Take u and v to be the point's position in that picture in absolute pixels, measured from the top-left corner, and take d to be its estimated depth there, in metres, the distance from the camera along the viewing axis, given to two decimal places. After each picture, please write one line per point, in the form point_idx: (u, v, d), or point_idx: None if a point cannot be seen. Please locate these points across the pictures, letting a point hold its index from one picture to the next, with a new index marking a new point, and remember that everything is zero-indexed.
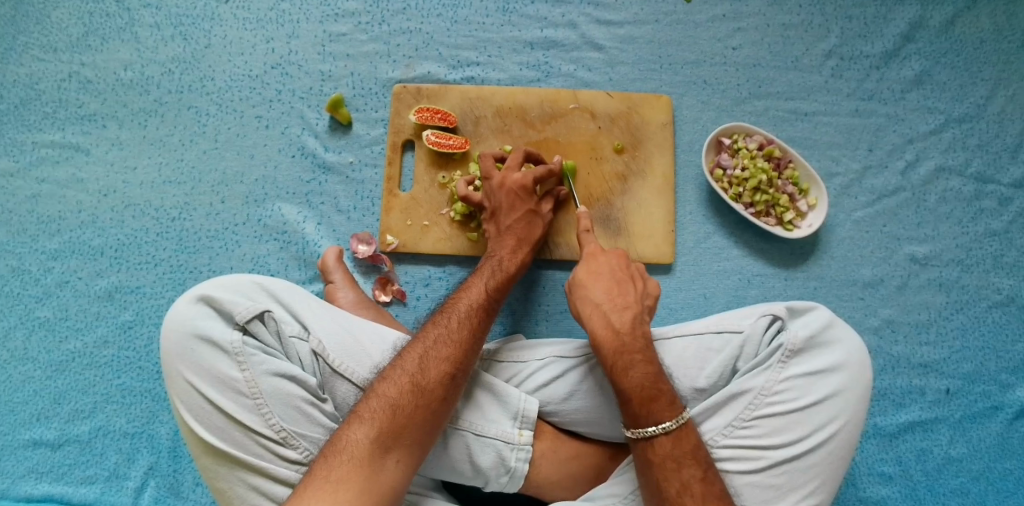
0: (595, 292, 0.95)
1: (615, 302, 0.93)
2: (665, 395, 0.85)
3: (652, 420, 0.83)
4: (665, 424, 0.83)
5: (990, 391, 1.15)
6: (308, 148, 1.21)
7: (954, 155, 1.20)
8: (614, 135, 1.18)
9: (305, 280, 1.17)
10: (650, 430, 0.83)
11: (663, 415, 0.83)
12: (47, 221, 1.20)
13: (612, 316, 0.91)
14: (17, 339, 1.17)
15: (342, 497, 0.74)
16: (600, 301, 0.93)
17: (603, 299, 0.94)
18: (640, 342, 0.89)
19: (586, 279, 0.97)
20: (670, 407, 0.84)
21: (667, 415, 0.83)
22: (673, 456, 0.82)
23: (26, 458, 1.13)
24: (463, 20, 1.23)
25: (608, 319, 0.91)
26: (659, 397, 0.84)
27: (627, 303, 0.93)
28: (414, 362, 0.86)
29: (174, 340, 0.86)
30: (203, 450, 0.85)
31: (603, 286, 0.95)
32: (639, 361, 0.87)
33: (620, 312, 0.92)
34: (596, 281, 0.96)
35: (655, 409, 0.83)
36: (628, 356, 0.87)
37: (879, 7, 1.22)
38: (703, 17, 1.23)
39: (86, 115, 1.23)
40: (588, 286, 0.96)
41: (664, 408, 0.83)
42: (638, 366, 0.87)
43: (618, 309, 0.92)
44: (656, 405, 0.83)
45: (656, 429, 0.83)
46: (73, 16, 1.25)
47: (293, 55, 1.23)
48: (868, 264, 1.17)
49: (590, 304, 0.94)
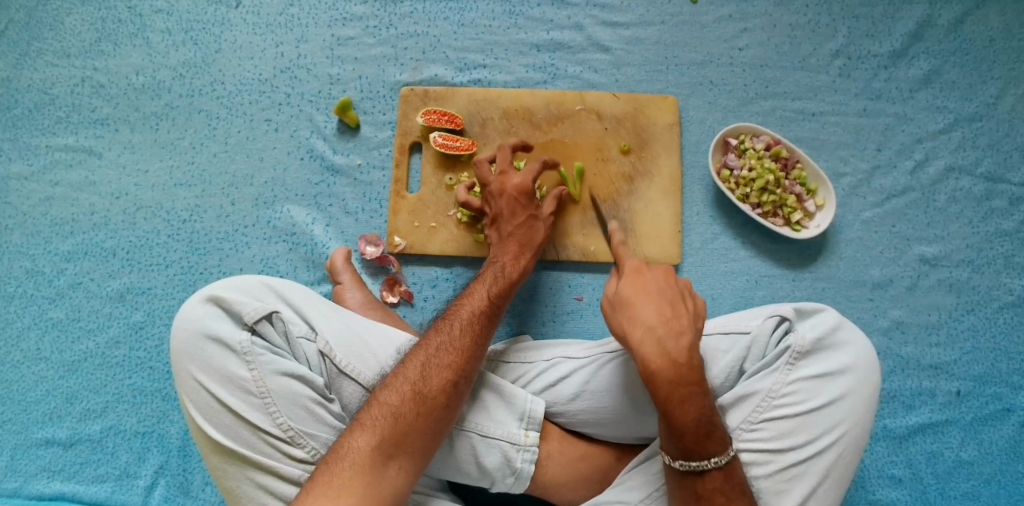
0: (646, 312, 0.85)
1: (670, 326, 0.84)
2: (718, 429, 0.82)
3: (706, 455, 0.81)
4: (716, 458, 0.81)
5: (1002, 393, 1.13)
6: (317, 151, 1.22)
7: (964, 154, 1.19)
8: (620, 136, 1.18)
9: (313, 282, 1.18)
10: (702, 464, 0.81)
11: (715, 448, 0.81)
12: (60, 223, 1.21)
13: (668, 343, 0.83)
14: (31, 339, 1.18)
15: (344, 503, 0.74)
16: (653, 324, 0.84)
17: (656, 321, 0.84)
18: (697, 372, 0.82)
19: (636, 298, 0.87)
20: (721, 441, 0.81)
21: (718, 449, 0.81)
22: (723, 489, 0.81)
23: (38, 457, 1.14)
24: (469, 23, 1.24)
25: (663, 347, 0.83)
26: (713, 432, 0.81)
27: (682, 327, 0.85)
28: (416, 370, 0.86)
29: (184, 339, 0.87)
30: (211, 448, 0.86)
31: (655, 305, 0.86)
32: (695, 394, 0.81)
33: (677, 339, 0.84)
34: (648, 301, 0.87)
35: (709, 445, 0.81)
36: (684, 390, 0.81)
37: (887, 6, 1.22)
38: (709, 18, 1.23)
39: (99, 119, 1.24)
40: (639, 305, 0.86)
41: (715, 442, 0.81)
42: (693, 400, 0.81)
43: (673, 334, 0.84)
44: (710, 440, 0.81)
45: (709, 463, 0.81)
46: (86, 22, 1.27)
47: (302, 59, 1.25)
48: (877, 264, 1.17)
49: (640, 326, 0.85)
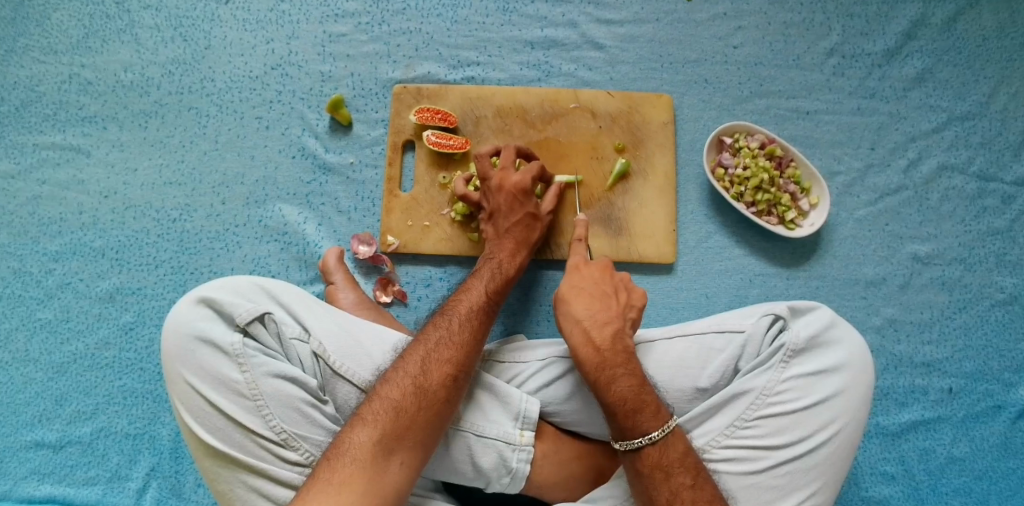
0: (577, 307, 0.95)
1: (596, 318, 0.94)
2: (651, 406, 0.85)
3: (639, 431, 0.83)
4: (651, 434, 0.83)
5: (993, 390, 1.14)
6: (308, 149, 1.20)
7: (957, 153, 1.19)
8: (615, 135, 1.18)
9: (305, 282, 1.17)
10: (637, 441, 0.83)
11: (650, 425, 0.83)
12: (48, 223, 1.20)
13: (593, 332, 0.92)
14: (19, 341, 1.17)
15: (344, 500, 0.73)
16: (581, 316, 0.94)
17: (584, 314, 0.94)
18: (622, 356, 0.89)
19: (569, 295, 0.97)
20: (655, 416, 0.84)
21: (653, 425, 0.83)
22: (661, 465, 0.82)
23: (27, 460, 1.13)
24: (463, 20, 1.23)
25: (588, 335, 0.91)
26: (645, 408, 0.84)
27: (608, 318, 0.94)
28: (416, 364, 0.86)
29: (175, 341, 0.86)
30: (204, 451, 0.85)
31: (585, 301, 0.96)
32: (621, 374, 0.87)
33: (602, 328, 0.93)
34: (579, 297, 0.97)
35: (639, 421, 0.83)
36: (610, 371, 0.88)
37: (881, 5, 1.22)
38: (704, 15, 1.22)
39: (87, 117, 1.23)
40: (571, 301, 0.97)
41: (649, 418, 0.83)
42: (621, 380, 0.87)
43: (598, 324, 0.93)
44: (642, 416, 0.84)
45: (643, 440, 0.83)
46: (73, 18, 1.25)
47: (293, 56, 1.23)
48: (870, 262, 1.17)
49: (571, 320, 0.94)
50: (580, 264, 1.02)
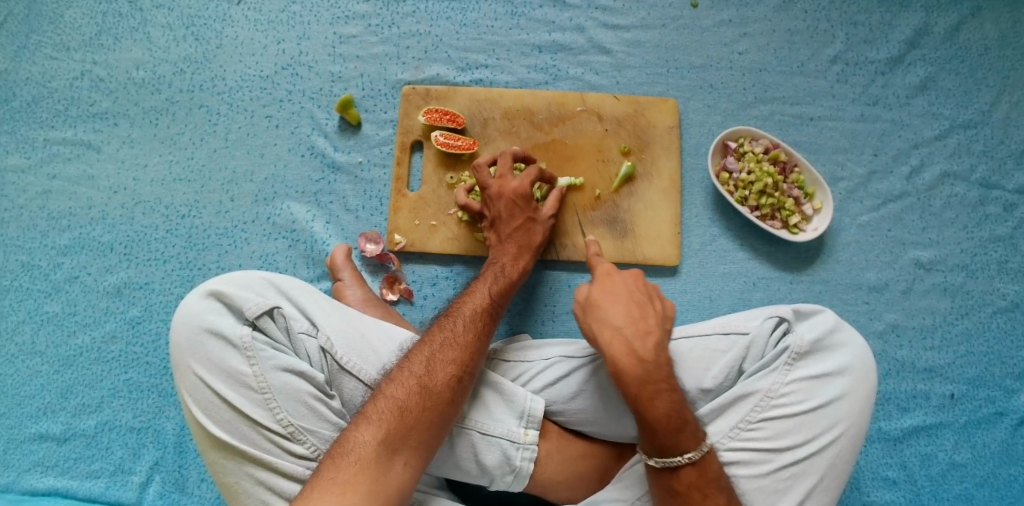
0: (615, 316, 0.92)
1: (637, 328, 0.91)
2: (691, 425, 0.85)
3: (678, 451, 0.84)
4: (689, 454, 0.84)
5: (995, 396, 1.15)
6: (318, 148, 1.22)
7: (959, 160, 1.20)
8: (621, 137, 1.19)
9: (313, 279, 1.18)
10: (677, 460, 0.84)
11: (689, 445, 0.84)
12: (57, 217, 1.21)
13: (635, 343, 0.89)
14: (26, 333, 1.18)
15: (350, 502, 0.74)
16: (622, 326, 0.91)
17: (624, 324, 0.91)
18: (664, 370, 0.88)
19: (605, 303, 0.94)
20: (693, 437, 0.84)
21: (691, 445, 0.84)
22: (698, 485, 0.84)
23: (31, 452, 1.13)
24: (472, 23, 1.25)
25: (631, 347, 0.88)
26: (685, 427, 0.84)
27: (649, 328, 0.91)
28: (421, 364, 0.87)
29: (184, 333, 0.86)
30: (211, 443, 0.86)
31: (622, 309, 0.93)
32: (663, 391, 0.86)
33: (643, 339, 0.90)
34: (616, 306, 0.93)
35: (681, 440, 0.84)
36: (653, 387, 0.86)
37: (884, 14, 1.23)
38: (709, 22, 1.24)
39: (98, 113, 1.24)
40: (608, 309, 0.93)
41: (688, 438, 0.84)
42: (662, 397, 0.85)
43: (639, 335, 0.90)
44: (682, 436, 0.84)
45: (683, 459, 0.84)
46: (86, 16, 1.26)
47: (304, 56, 1.25)
48: (873, 268, 1.18)
49: (609, 328, 0.91)
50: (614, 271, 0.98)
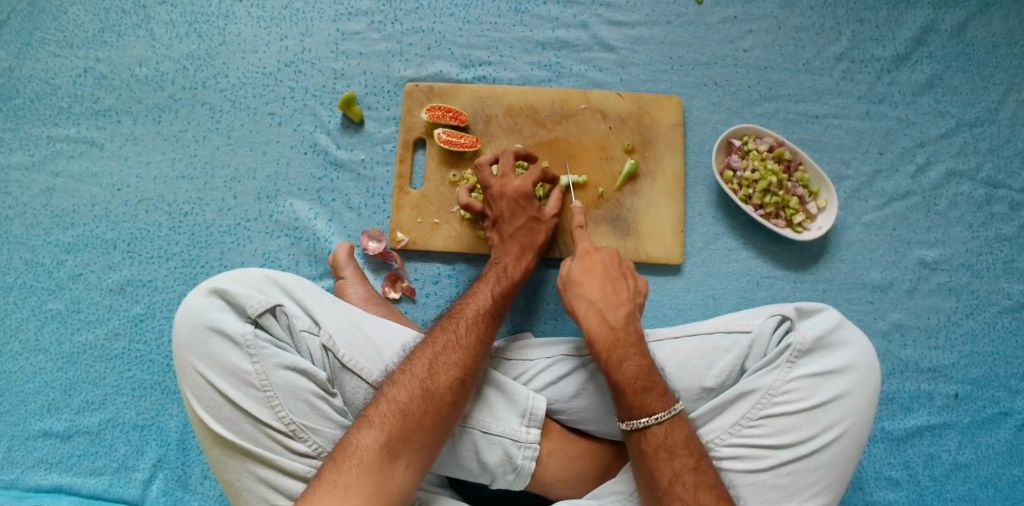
0: (590, 289, 0.96)
1: (609, 300, 0.94)
2: (658, 386, 0.86)
3: (646, 412, 0.84)
4: (657, 415, 0.83)
5: (999, 396, 1.14)
6: (320, 146, 1.21)
7: (965, 159, 1.19)
8: (625, 135, 1.18)
9: (315, 276, 1.18)
10: (643, 422, 0.83)
11: (656, 405, 0.84)
12: (61, 214, 1.21)
13: (607, 313, 0.93)
14: (29, 330, 1.18)
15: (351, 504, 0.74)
16: (595, 298, 0.95)
17: (597, 296, 0.95)
18: (634, 338, 0.91)
19: (581, 278, 0.97)
20: (661, 397, 0.85)
21: (659, 405, 0.84)
22: (666, 446, 0.83)
23: (35, 448, 1.14)
24: (475, 20, 1.24)
25: (603, 317, 0.92)
26: (653, 387, 0.85)
27: (620, 300, 0.95)
28: (424, 366, 0.86)
29: (186, 330, 0.86)
30: (213, 441, 0.86)
31: (597, 283, 0.96)
32: (632, 354, 0.89)
33: (615, 310, 0.94)
34: (591, 280, 0.97)
35: (647, 400, 0.84)
36: (622, 350, 0.89)
37: (891, 10, 1.22)
38: (714, 19, 1.23)
39: (101, 110, 1.24)
40: (583, 283, 0.97)
41: (656, 398, 0.84)
42: (632, 359, 0.88)
43: (612, 306, 0.94)
44: (649, 396, 0.85)
45: (650, 420, 0.83)
46: (89, 12, 1.26)
47: (307, 53, 1.24)
48: (878, 267, 1.17)
49: (584, 302, 0.95)
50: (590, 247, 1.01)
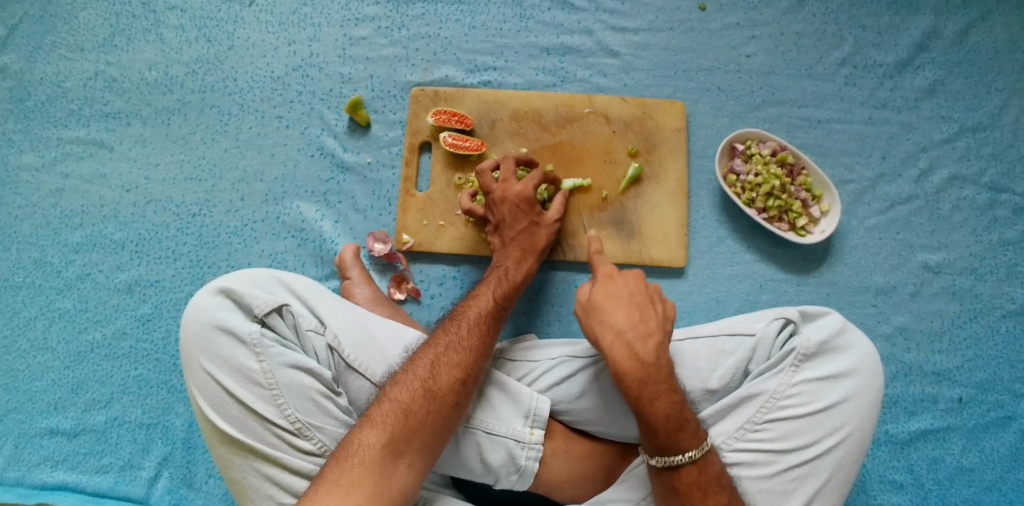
0: (617, 317, 0.91)
1: (638, 329, 0.90)
2: (691, 424, 0.85)
3: (678, 449, 0.83)
4: (690, 453, 0.83)
5: (1004, 400, 1.14)
6: (327, 148, 1.23)
7: (968, 164, 1.20)
8: (628, 140, 1.19)
9: (321, 278, 1.18)
10: (677, 460, 0.83)
11: (689, 444, 0.83)
12: (70, 215, 1.22)
13: (636, 345, 0.88)
14: (37, 329, 1.19)
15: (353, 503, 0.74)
16: (623, 328, 0.90)
17: (625, 326, 0.90)
18: (665, 372, 0.87)
19: (606, 305, 0.92)
20: (694, 436, 0.84)
21: (691, 444, 0.83)
22: (699, 484, 0.83)
23: (41, 446, 1.14)
24: (481, 26, 1.25)
25: (632, 349, 0.88)
26: (685, 427, 0.84)
27: (649, 330, 0.90)
28: (426, 367, 0.87)
29: (194, 330, 0.87)
30: (218, 438, 0.86)
31: (624, 311, 0.91)
32: (664, 391, 0.86)
33: (644, 341, 0.89)
34: (618, 307, 0.92)
35: (681, 439, 0.83)
36: (653, 388, 0.85)
37: (893, 17, 1.24)
38: (717, 24, 1.25)
39: (111, 112, 1.25)
40: (609, 311, 0.91)
41: (689, 438, 0.83)
42: (663, 398, 0.85)
43: (641, 337, 0.89)
44: (682, 435, 0.83)
45: (683, 459, 0.83)
46: (100, 17, 1.28)
47: (315, 57, 1.26)
48: (881, 270, 1.18)
49: (611, 331, 0.90)
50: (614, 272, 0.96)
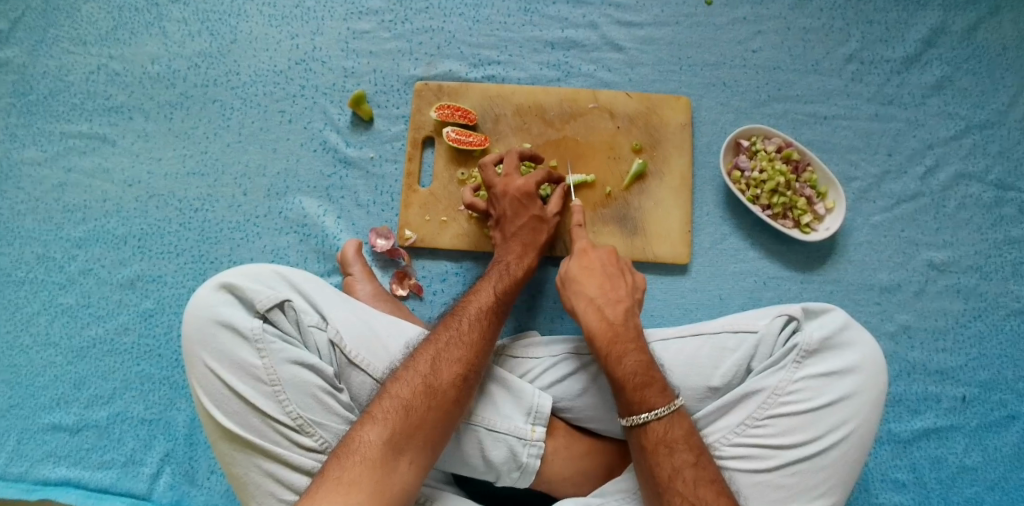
0: (589, 287, 0.97)
1: (608, 296, 0.95)
2: (657, 381, 0.87)
3: (645, 407, 0.84)
4: (657, 410, 0.84)
5: (1007, 400, 1.14)
6: (330, 143, 1.22)
7: (975, 161, 1.19)
8: (633, 135, 1.19)
9: (324, 273, 1.18)
10: (643, 417, 0.84)
11: (656, 401, 0.84)
12: (72, 209, 1.22)
13: (606, 310, 0.93)
14: (40, 324, 1.19)
15: (354, 501, 0.74)
16: (594, 296, 0.95)
17: (595, 293, 0.96)
18: (633, 333, 0.92)
19: (579, 275, 0.98)
20: (661, 393, 0.85)
21: (658, 401, 0.85)
22: (666, 442, 0.83)
23: (45, 441, 1.15)
24: (485, 20, 1.25)
25: (602, 313, 0.93)
26: (653, 383, 0.86)
27: (619, 297, 0.95)
28: (427, 363, 0.87)
29: (195, 326, 0.87)
30: (221, 434, 0.86)
31: (596, 280, 0.97)
32: (632, 349, 0.90)
33: (614, 307, 0.94)
34: (590, 277, 0.97)
35: (647, 395, 0.85)
36: (622, 346, 0.90)
37: (901, 12, 1.22)
38: (723, 19, 1.23)
39: (113, 107, 1.25)
40: (582, 281, 0.97)
41: (655, 395, 0.85)
42: (631, 355, 0.89)
43: (610, 303, 0.94)
44: (648, 391, 0.85)
45: (649, 415, 0.84)
46: (102, 10, 1.28)
47: (317, 52, 1.25)
48: (886, 268, 1.17)
49: (583, 299, 0.96)
50: (588, 246, 1.00)
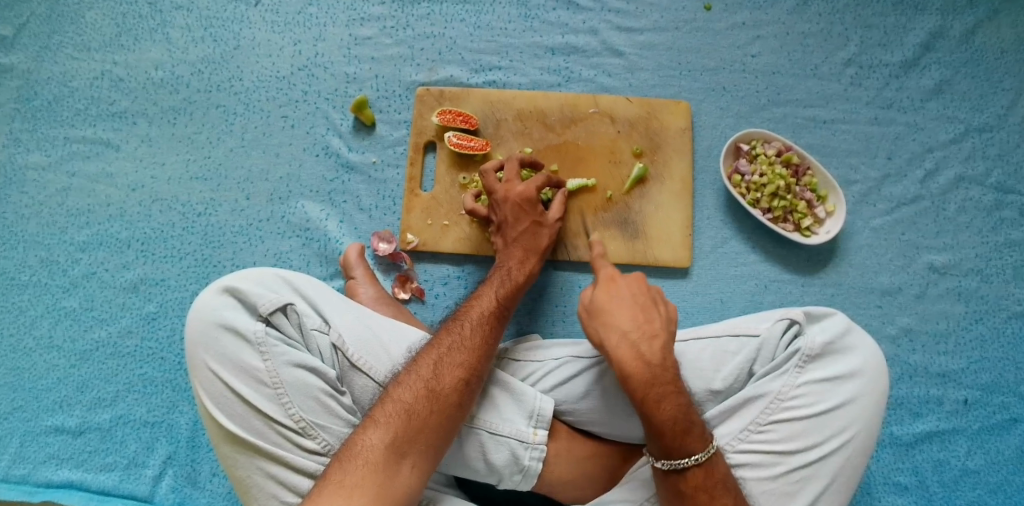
0: (622, 320, 0.91)
1: (643, 331, 0.90)
2: (697, 427, 0.84)
3: (685, 452, 0.83)
4: (697, 456, 0.83)
5: (1009, 403, 1.14)
6: (332, 148, 1.23)
7: (974, 164, 1.19)
8: (633, 139, 1.19)
9: (326, 277, 1.19)
10: (683, 462, 0.83)
11: (695, 446, 0.83)
12: (76, 214, 1.23)
13: (641, 347, 0.88)
14: (43, 328, 1.19)
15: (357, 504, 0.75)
16: (628, 330, 0.90)
17: (630, 327, 0.90)
18: (671, 373, 0.87)
19: (610, 306, 0.92)
20: (700, 438, 0.84)
21: (698, 446, 0.83)
22: (705, 487, 0.83)
23: (47, 444, 1.15)
24: (486, 26, 1.26)
25: (639, 351, 0.88)
26: (692, 429, 0.84)
27: (655, 331, 0.90)
28: (429, 367, 0.87)
29: (199, 328, 0.87)
30: (223, 437, 0.87)
31: (628, 312, 0.91)
32: (670, 393, 0.85)
33: (650, 342, 0.89)
34: (622, 309, 0.92)
35: (687, 442, 0.83)
36: (660, 389, 0.85)
37: (899, 16, 1.23)
38: (722, 24, 1.24)
39: (117, 112, 1.26)
40: (613, 313, 0.91)
41: (695, 440, 0.83)
42: (669, 399, 0.85)
43: (646, 339, 0.89)
44: (689, 438, 0.83)
45: (689, 461, 0.83)
46: (106, 17, 1.29)
47: (319, 57, 1.26)
48: (887, 271, 1.17)
49: (615, 333, 0.90)
50: (615, 274, 0.96)
